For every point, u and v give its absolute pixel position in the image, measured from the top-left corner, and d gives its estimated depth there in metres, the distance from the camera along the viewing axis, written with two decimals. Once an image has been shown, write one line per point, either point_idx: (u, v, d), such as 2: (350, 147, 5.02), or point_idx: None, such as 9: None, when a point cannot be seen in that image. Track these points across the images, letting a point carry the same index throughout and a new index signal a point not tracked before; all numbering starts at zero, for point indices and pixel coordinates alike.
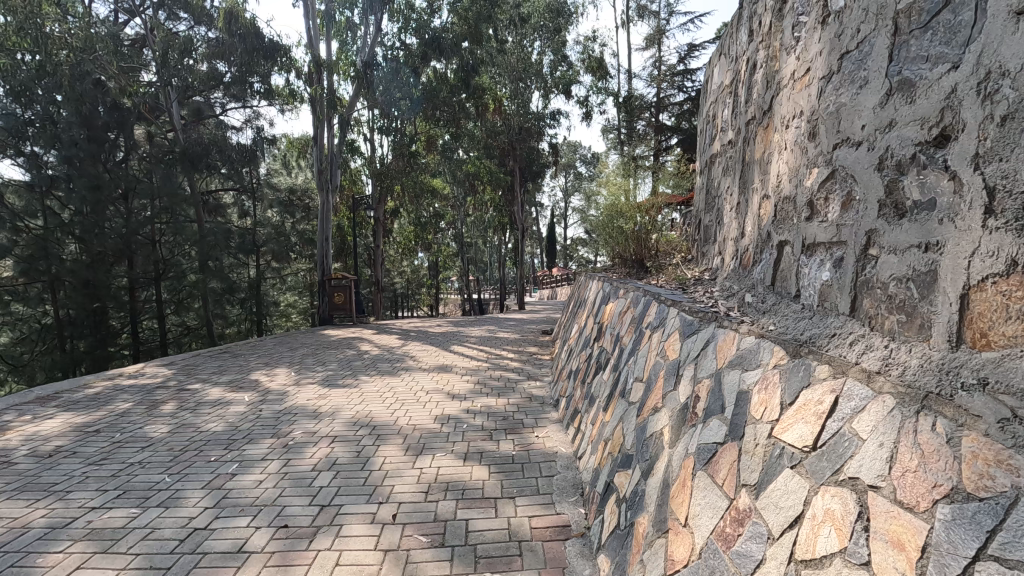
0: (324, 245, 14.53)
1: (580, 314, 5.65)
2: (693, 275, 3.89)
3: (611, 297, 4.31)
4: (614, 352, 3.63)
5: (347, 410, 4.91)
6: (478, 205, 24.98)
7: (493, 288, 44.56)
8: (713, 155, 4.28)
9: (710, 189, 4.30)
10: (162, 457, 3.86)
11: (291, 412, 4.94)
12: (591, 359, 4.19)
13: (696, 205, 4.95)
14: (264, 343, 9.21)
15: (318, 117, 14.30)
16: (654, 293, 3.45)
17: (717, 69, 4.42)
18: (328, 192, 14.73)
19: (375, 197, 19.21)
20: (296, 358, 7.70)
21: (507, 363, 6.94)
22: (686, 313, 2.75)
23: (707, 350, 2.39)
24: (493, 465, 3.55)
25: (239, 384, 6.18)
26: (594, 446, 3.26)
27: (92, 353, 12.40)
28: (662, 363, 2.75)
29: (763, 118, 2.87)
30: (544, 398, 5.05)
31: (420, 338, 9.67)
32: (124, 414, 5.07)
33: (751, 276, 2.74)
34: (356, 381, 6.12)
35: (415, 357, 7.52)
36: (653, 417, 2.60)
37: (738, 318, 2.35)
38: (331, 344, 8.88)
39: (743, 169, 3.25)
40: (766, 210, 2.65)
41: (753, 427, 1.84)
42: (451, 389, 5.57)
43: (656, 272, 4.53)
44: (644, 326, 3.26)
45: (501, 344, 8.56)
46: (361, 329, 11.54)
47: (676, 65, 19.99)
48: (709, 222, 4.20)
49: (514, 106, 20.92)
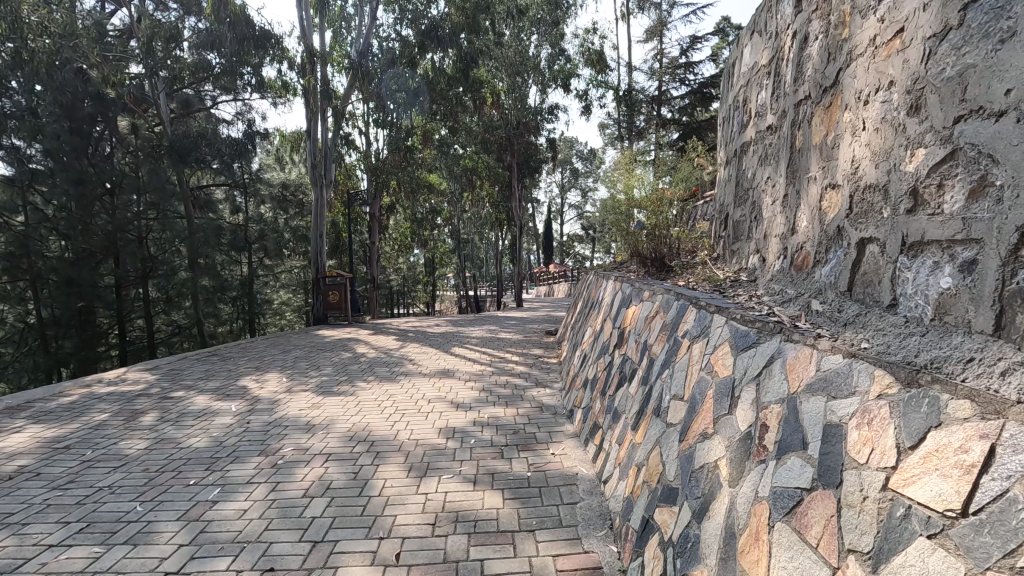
0: (318, 241, 14.08)
1: (592, 316, 5.25)
2: (726, 276, 3.52)
3: (632, 300, 3.91)
4: (641, 363, 3.24)
5: (343, 422, 4.51)
6: (475, 201, 24.55)
7: (490, 285, 44.20)
8: (745, 144, 3.90)
9: (742, 181, 3.91)
10: (135, 480, 3.45)
11: (282, 424, 4.53)
12: (611, 368, 3.80)
13: (723, 199, 4.56)
14: (255, 345, 8.79)
15: (311, 109, 13.79)
16: (688, 296, 3.06)
17: (749, 49, 4.02)
18: (323, 188, 14.21)
19: (371, 192, 18.75)
20: (289, 361, 7.29)
21: (512, 366, 6.57)
22: (736, 322, 2.36)
23: (771, 368, 2.00)
24: (506, 490, 3.17)
25: (227, 391, 5.77)
26: (623, 471, 2.87)
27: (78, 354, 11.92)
28: (709, 381, 2.36)
29: (824, 96, 2.48)
30: (556, 408, 4.67)
31: (419, 339, 9.27)
32: (99, 426, 4.65)
33: (813, 279, 2.36)
34: (351, 388, 5.72)
35: (414, 360, 7.13)
36: (701, 445, 2.22)
37: (812, 329, 1.97)
38: (325, 347, 8.46)
39: (792, 157, 2.87)
40: (832, 201, 2.27)
41: (857, 473, 1.45)
42: (454, 398, 5.17)
43: (680, 273, 4.15)
44: (681, 335, 2.86)
45: (503, 346, 8.17)
46: (357, 329, 11.14)
47: (678, 58, 19.62)
48: (742, 217, 3.82)
49: (511, 100, 20.56)
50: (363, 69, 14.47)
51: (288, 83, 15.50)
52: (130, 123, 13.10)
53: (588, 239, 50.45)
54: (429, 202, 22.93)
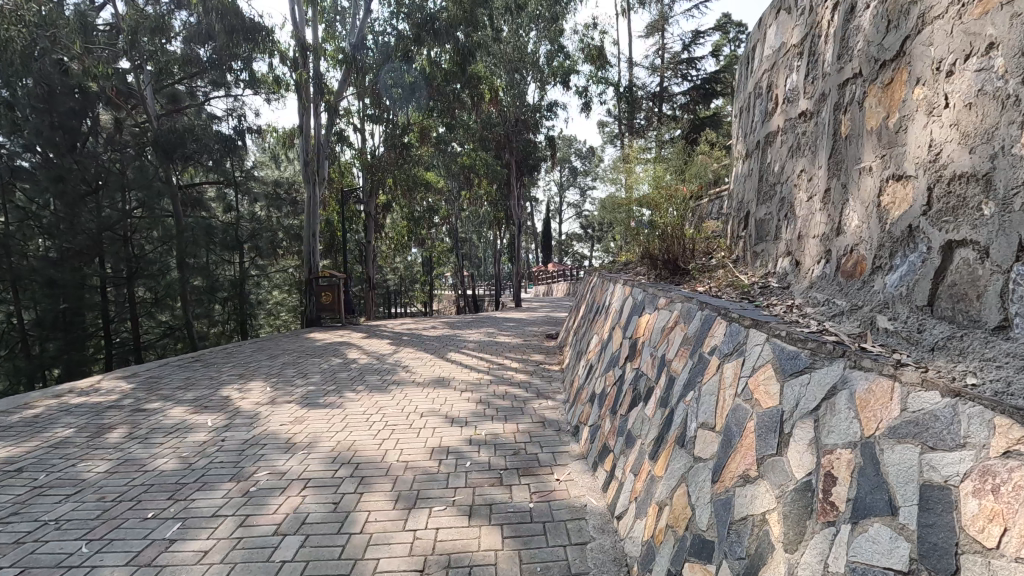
0: (311, 241, 13.69)
1: (596, 322, 4.85)
2: (753, 281, 3.14)
3: (646, 308, 3.51)
4: (659, 381, 2.85)
5: (326, 441, 4.10)
6: (473, 199, 24.16)
7: (488, 283, 43.83)
8: (769, 134, 3.51)
9: (767, 176, 3.53)
10: (86, 513, 3.05)
11: (261, 442, 4.13)
12: (622, 384, 3.41)
13: (742, 196, 4.16)
14: (242, 350, 8.37)
15: (303, 103, 13.38)
16: (714, 306, 2.68)
17: (773, 30, 3.63)
18: (316, 185, 13.77)
19: (366, 190, 18.32)
20: (275, 368, 6.89)
21: (512, 375, 6.16)
22: (780, 341, 1.98)
23: (834, 402, 1.61)
24: (506, 527, 2.78)
25: (205, 402, 5.36)
26: (641, 508, 2.50)
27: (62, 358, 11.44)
28: (749, 412, 1.98)
29: (881, 72, 2.10)
30: (560, 424, 4.29)
31: (414, 343, 8.89)
32: (60, 444, 4.25)
33: (873, 289, 1.98)
34: (339, 399, 5.31)
35: (407, 367, 6.72)
36: (741, 491, 1.84)
37: (885, 353, 1.59)
38: (315, 352, 8.05)
39: (836, 147, 2.48)
40: (898, 196, 1.90)
41: (984, 562, 1.07)
42: (449, 412, 4.77)
43: (697, 278, 3.75)
44: (708, 352, 2.47)
45: (502, 351, 7.76)
46: (351, 332, 10.73)
47: (680, 54, 19.24)
48: (768, 216, 3.43)
49: (509, 97, 20.56)
50: (357, 63, 14.03)
51: (280, 78, 15.09)
52: (115, 118, 12.68)
53: (587, 238, 50.08)
54: (427, 201, 22.54)
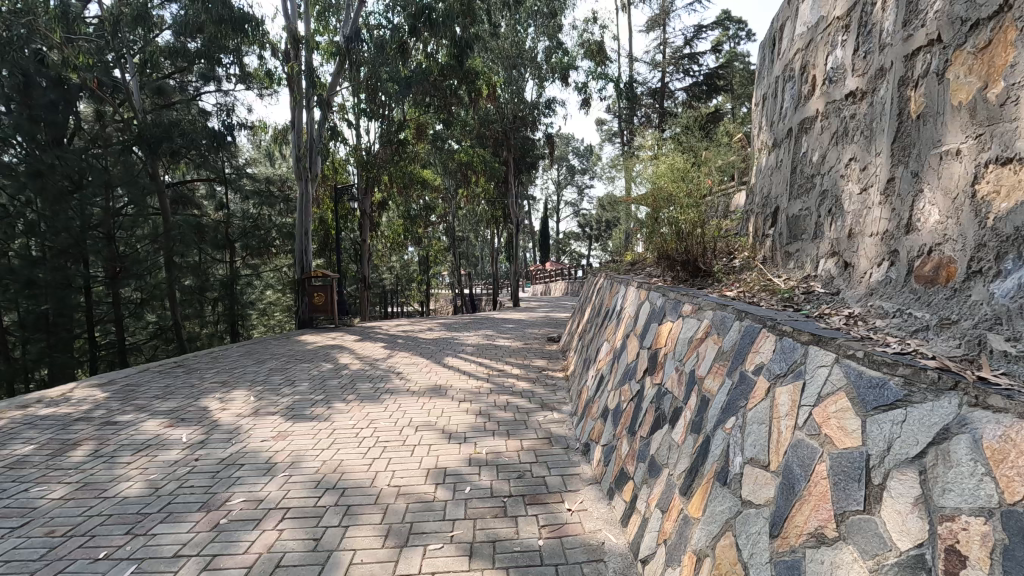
0: (303, 240, 13.28)
1: (605, 328, 4.47)
2: (793, 286, 2.76)
3: (668, 315, 3.13)
4: (689, 400, 2.49)
5: (311, 460, 3.71)
6: (470, 197, 23.73)
7: (485, 283, 43.45)
8: (805, 120, 3.14)
9: (803, 168, 3.15)
10: (28, 553, 2.65)
11: (238, 463, 3.73)
12: (642, 400, 3.04)
13: (771, 191, 3.76)
14: (227, 354, 7.96)
15: (294, 97, 12.98)
16: (756, 314, 2.30)
17: (809, 4, 3.24)
18: (309, 182, 13.31)
19: (361, 187, 17.89)
20: (262, 375, 6.49)
21: (513, 383, 5.75)
22: (856, 364, 1.60)
23: (949, 449, 1.23)
24: (513, 571, 2.40)
25: (182, 414, 4.96)
26: (673, 553, 2.12)
27: (47, 361, 11.12)
28: (819, 451, 1.60)
29: (972, 34, 1.73)
30: (569, 441, 3.91)
31: (409, 346, 8.50)
32: (16, 463, 3.85)
33: (971, 299, 1.61)
34: (327, 411, 4.90)
35: (402, 374, 6.30)
36: (815, 556, 1.46)
37: (1018, 388, 1.21)
38: (304, 356, 7.63)
39: (902, 129, 2.11)
40: (1009, 185, 1.53)
41: None
42: (446, 426, 4.37)
43: (723, 281, 3.37)
44: (752, 371, 2.10)
45: (502, 356, 7.34)
46: (343, 334, 10.33)
47: (682, 48, 18.87)
48: (805, 212, 3.04)
49: (507, 93, 20.14)
50: (351, 55, 13.56)
51: (272, 73, 14.66)
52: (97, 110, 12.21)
53: (585, 237, 49.68)
54: (424, 199, 22.12)
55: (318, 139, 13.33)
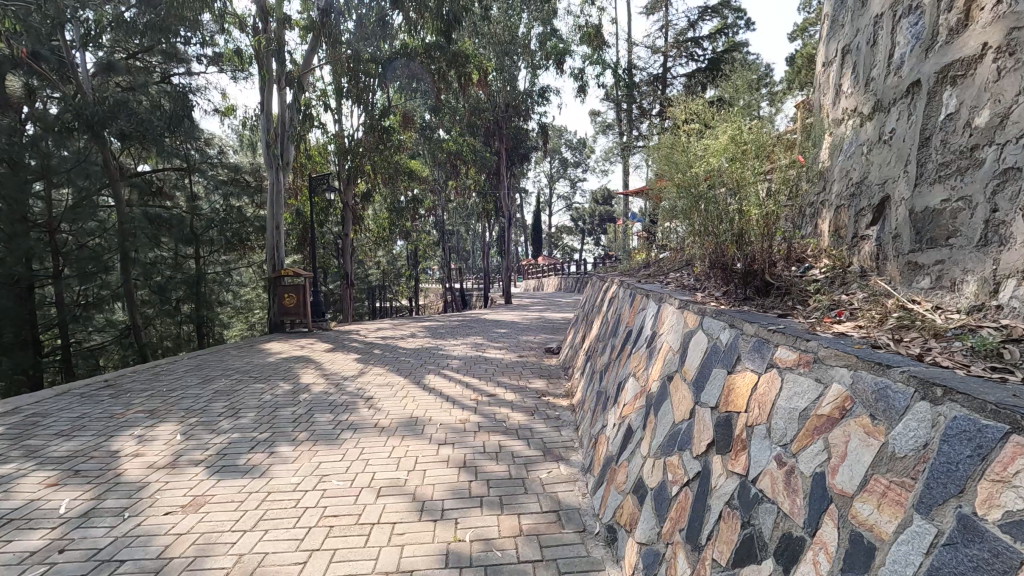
0: (274, 234, 12.10)
1: (629, 359, 3.37)
2: (965, 323, 1.71)
3: (746, 362, 2.06)
4: (822, 530, 1.42)
5: (220, 557, 2.60)
6: (460, 190, 22.57)
7: (476, 278, 42.30)
8: (954, 66, 2.09)
9: (948, 139, 2.10)
10: None
11: (116, 561, 2.59)
12: (710, 492, 1.97)
13: (869, 175, 2.71)
14: (171, 370, 6.78)
15: (262, 74, 11.77)
16: (963, 390, 1.24)
17: None
18: (280, 171, 12.07)
19: (344, 178, 16.70)
20: (203, 400, 5.35)
21: (506, 415, 4.65)
22: None
23: None
24: None
25: (79, 463, 3.81)
26: None
27: None
28: None
29: None
30: (586, 521, 2.83)
31: (386, 358, 7.39)
32: None
33: None
34: (267, 461, 3.77)
35: (371, 402, 5.17)
36: None
37: None
38: (260, 373, 6.47)
39: None
40: None
41: None
42: (419, 490, 3.27)
43: (817, 306, 2.31)
44: (1002, 526, 1.03)
45: (492, 373, 6.24)
46: (315, 341, 9.18)
47: (687, 31, 17.76)
48: (962, 206, 2.01)
49: (498, 81, 19.20)
50: (328, 29, 12.29)
51: (245, 52, 13.48)
52: (26, 84, 10.98)
53: (578, 231, 48.59)
54: (411, 191, 20.94)
55: (290, 124, 12.05)
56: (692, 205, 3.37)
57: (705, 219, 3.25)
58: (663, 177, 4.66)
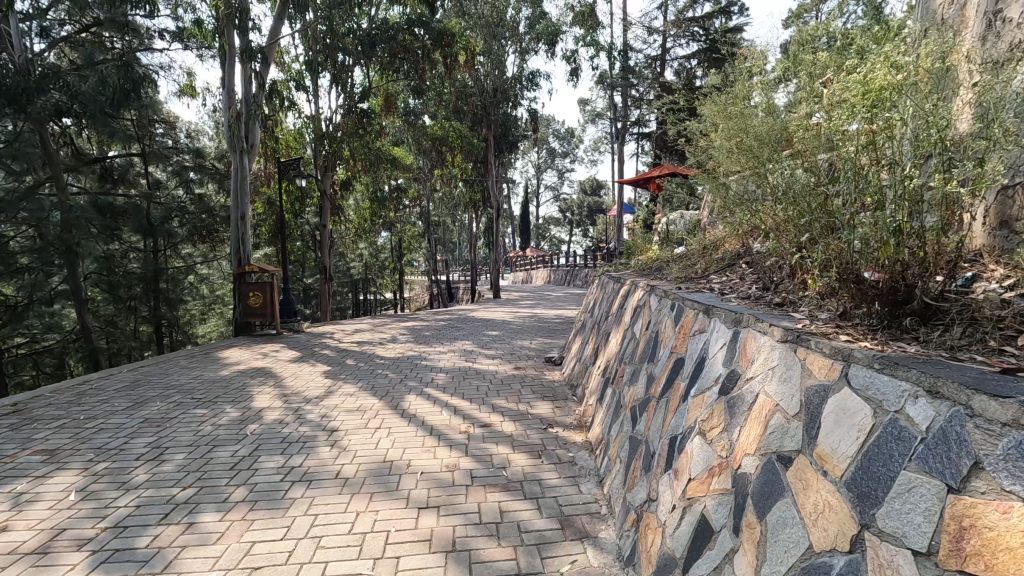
0: (239, 226, 10.94)
1: (689, 406, 2.37)
2: None
3: (1005, 480, 1.05)
4: None
5: None
6: (447, 179, 21.40)
7: (462, 271, 41.13)
8: None
9: None
10: None
11: None
12: None
13: None
14: (100, 390, 5.65)
15: (221, 44, 10.54)
16: None
17: None
18: (243, 154, 10.81)
19: (321, 166, 15.45)
20: (125, 435, 4.28)
21: (504, 457, 3.64)
22: None
23: None
24: None
25: None
26: None
27: None
28: None
29: None
30: None
31: (360, 371, 6.34)
32: None
33: None
34: (179, 542, 2.72)
35: (335, 437, 4.12)
36: None
37: None
38: (206, 394, 5.39)
39: None
40: None
41: None
42: None
43: None
44: None
45: (486, 393, 5.20)
46: (281, 348, 8.05)
47: (686, 10, 16.77)
48: None
49: (487, 65, 18.19)
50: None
51: (209, 25, 12.12)
52: None
53: (566, 222, 47.56)
54: (395, 180, 19.73)
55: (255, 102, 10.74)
56: (814, 183, 2.25)
57: (832, 204, 2.15)
58: (722, 152, 3.58)
